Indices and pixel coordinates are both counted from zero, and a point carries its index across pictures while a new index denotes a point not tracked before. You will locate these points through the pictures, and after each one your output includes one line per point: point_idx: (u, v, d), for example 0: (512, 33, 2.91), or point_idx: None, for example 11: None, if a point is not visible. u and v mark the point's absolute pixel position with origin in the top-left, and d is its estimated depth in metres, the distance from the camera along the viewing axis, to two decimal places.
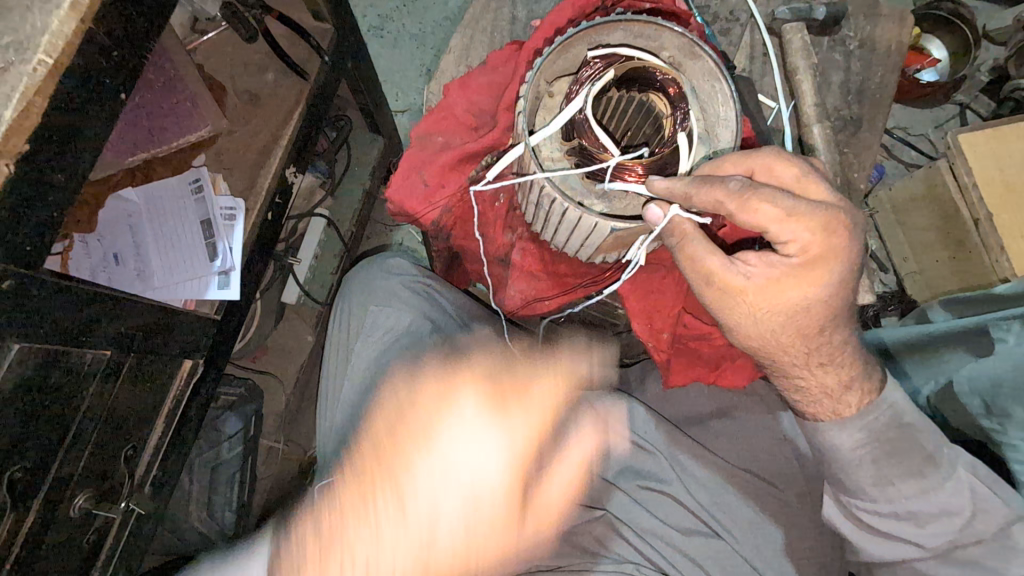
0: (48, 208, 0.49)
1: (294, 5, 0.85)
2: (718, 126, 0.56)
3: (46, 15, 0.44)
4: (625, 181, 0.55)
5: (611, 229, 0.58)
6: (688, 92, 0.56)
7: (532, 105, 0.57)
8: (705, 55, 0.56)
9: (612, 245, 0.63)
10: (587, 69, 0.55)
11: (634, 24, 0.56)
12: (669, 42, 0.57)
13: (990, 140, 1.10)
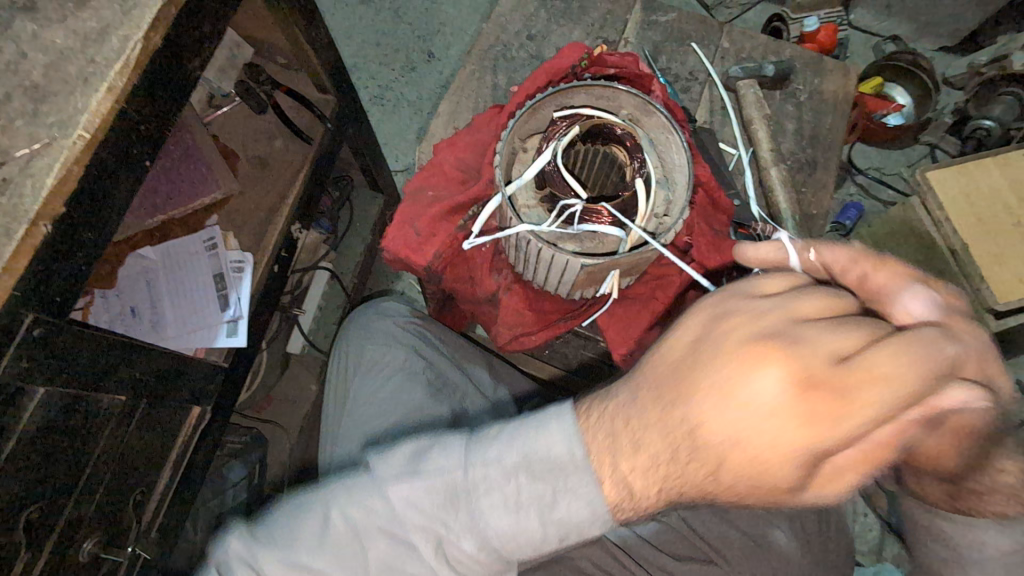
0: (79, 263, 0.54)
1: (300, 80, 0.94)
2: (675, 172, 0.53)
3: (87, 97, 0.52)
4: (594, 225, 0.51)
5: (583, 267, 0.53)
6: (645, 143, 0.53)
7: (506, 159, 0.54)
8: (659, 111, 0.54)
9: (586, 282, 0.58)
10: (553, 128, 0.52)
11: (595, 88, 0.54)
12: (626, 103, 0.55)
13: (958, 176, 1.18)
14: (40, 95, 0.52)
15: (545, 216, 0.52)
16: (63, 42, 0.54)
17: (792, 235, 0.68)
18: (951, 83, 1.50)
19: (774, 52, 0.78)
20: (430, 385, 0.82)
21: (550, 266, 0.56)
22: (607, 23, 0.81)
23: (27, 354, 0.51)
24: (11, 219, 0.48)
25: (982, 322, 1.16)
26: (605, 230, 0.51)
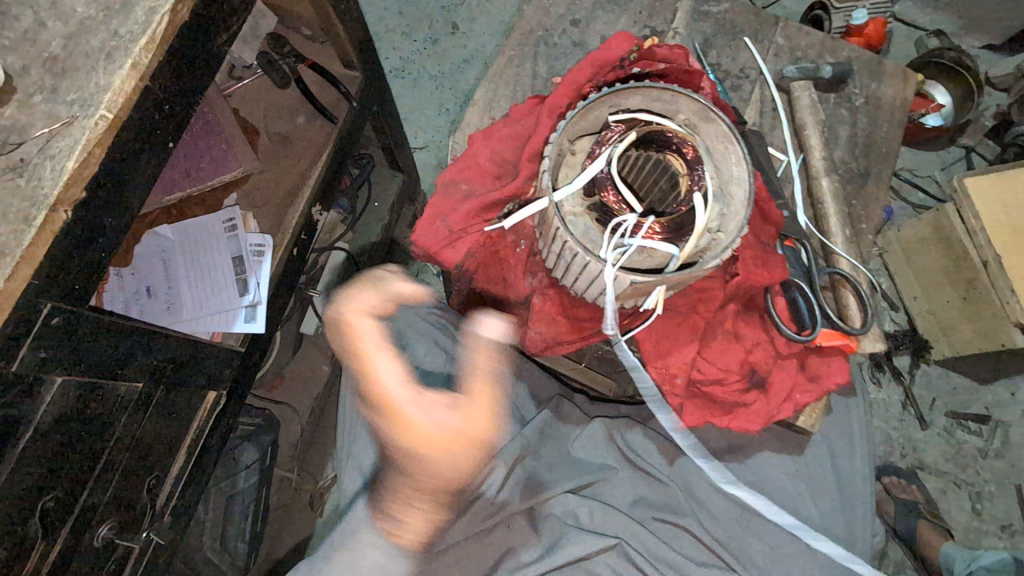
0: (99, 250, 0.52)
1: (325, 54, 0.90)
2: (732, 185, 0.49)
3: (109, 75, 0.49)
4: (644, 238, 0.48)
5: (630, 282, 0.50)
6: (703, 153, 0.49)
7: (554, 162, 0.50)
8: (720, 119, 0.50)
9: (629, 296, 0.54)
10: (606, 132, 0.49)
11: (651, 90, 0.51)
12: (684, 107, 0.51)
13: (998, 185, 1.14)
14: (59, 69, 0.49)
15: (594, 228, 0.50)
16: (83, 12, 0.50)
17: (841, 250, 0.64)
18: (995, 84, 1.44)
19: (831, 51, 0.74)
20: (449, 380, 0.81)
21: (593, 277, 0.53)
22: (655, 11, 0.76)
23: (46, 345, 0.49)
24: (31, 205, 0.46)
25: (1008, 337, 1.14)
26: (657, 246, 0.48)
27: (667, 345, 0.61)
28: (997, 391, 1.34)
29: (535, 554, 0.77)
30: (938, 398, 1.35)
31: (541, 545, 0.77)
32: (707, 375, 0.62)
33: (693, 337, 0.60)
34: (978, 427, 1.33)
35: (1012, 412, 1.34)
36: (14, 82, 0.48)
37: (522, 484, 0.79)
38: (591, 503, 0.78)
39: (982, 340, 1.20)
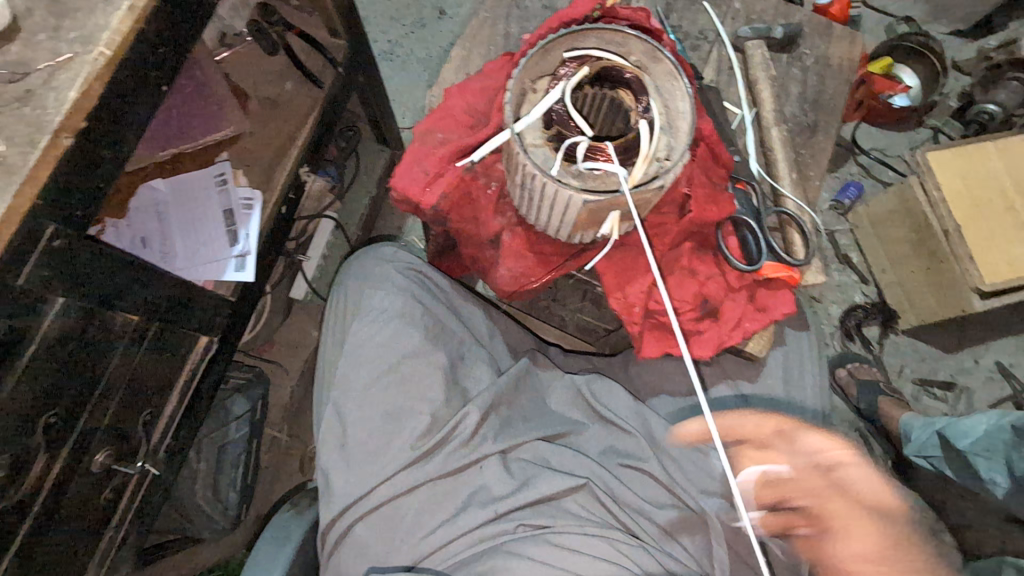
0: (96, 180, 0.56)
1: (313, 24, 0.95)
2: (678, 119, 0.55)
3: (107, 15, 0.53)
4: (597, 161, 0.53)
5: (584, 202, 0.55)
6: (650, 88, 0.55)
7: (518, 98, 0.56)
8: (666, 59, 0.55)
9: (587, 222, 0.60)
10: (561, 71, 0.55)
11: (604, 32, 0.56)
12: (635, 48, 0.56)
13: (959, 159, 1.20)
14: (61, 10, 0.53)
15: (552, 155, 0.54)
16: None
17: (786, 191, 0.70)
18: (959, 67, 1.50)
19: (784, 15, 0.79)
20: (428, 331, 0.87)
21: (552, 202, 0.58)
22: None
23: (47, 265, 0.53)
24: (36, 129, 0.50)
25: (967, 302, 1.20)
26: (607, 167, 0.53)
27: (624, 277, 0.69)
28: (961, 359, 1.41)
29: (507, 491, 0.81)
30: (906, 366, 1.41)
31: (512, 483, 0.81)
32: (663, 304, 0.69)
33: (650, 267, 0.68)
34: (944, 394, 1.39)
35: (976, 378, 1.40)
36: (21, 22, 0.53)
37: (495, 426, 0.84)
38: (561, 449, 0.85)
39: (944, 306, 1.26)
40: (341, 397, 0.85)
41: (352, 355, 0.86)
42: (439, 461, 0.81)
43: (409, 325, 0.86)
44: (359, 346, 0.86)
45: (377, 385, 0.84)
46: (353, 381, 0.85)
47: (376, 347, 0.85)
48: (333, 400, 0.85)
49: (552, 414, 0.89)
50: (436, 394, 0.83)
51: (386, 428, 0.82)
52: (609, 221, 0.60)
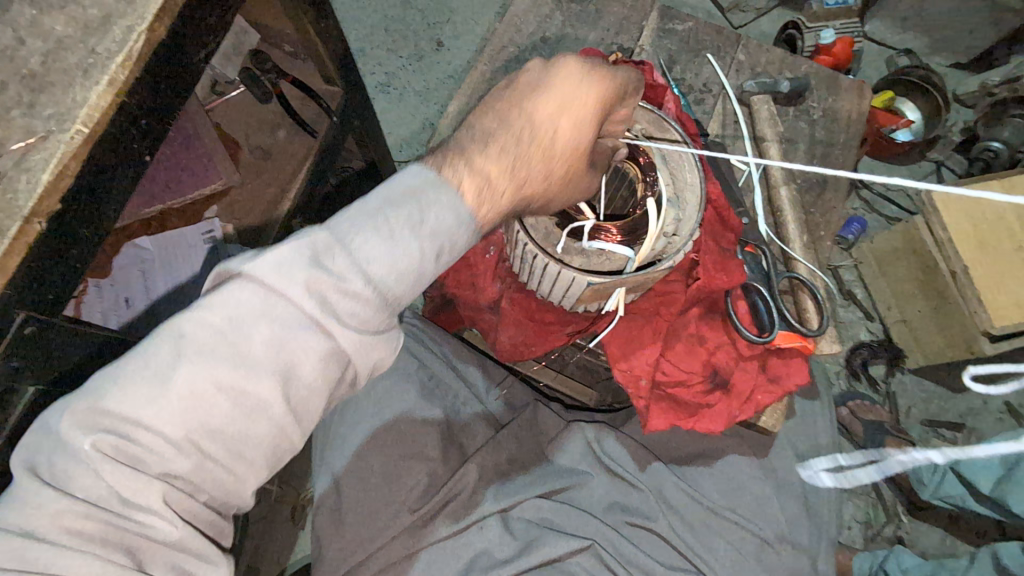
0: (73, 260, 0.53)
1: (307, 69, 0.92)
2: (685, 191, 0.61)
3: (86, 90, 0.50)
4: (602, 241, 0.60)
5: (589, 283, 0.60)
6: (657, 160, 0.61)
7: None
8: (672, 130, 0.63)
9: (591, 296, 0.65)
10: None
11: None
12: (641, 119, 0.64)
13: (965, 198, 1.18)
14: (38, 85, 0.50)
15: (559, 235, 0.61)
16: (62, 30, 0.52)
17: (800, 256, 0.69)
18: (962, 100, 1.49)
19: (790, 67, 0.82)
20: (424, 387, 0.84)
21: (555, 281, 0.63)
22: (622, 28, 0.84)
23: (16, 354, 0.50)
24: (6, 216, 0.47)
25: (977, 345, 1.17)
26: (615, 247, 0.59)
27: (627, 350, 0.69)
28: (970, 398, 1.38)
29: (508, 555, 0.76)
30: (914, 406, 1.38)
31: (514, 546, 0.76)
32: (671, 375, 0.69)
33: (656, 339, 0.68)
34: (953, 434, 1.36)
35: (985, 420, 1.36)
36: None
37: (493, 487, 0.80)
38: (565, 508, 0.79)
39: (953, 348, 1.23)
40: (147, 458, 0.42)
41: (187, 366, 0.42)
42: (434, 529, 0.77)
43: (327, 324, 0.45)
44: (200, 349, 0.43)
45: (232, 441, 0.44)
46: (175, 428, 0.42)
47: (244, 349, 0.43)
48: (121, 464, 0.41)
49: (555, 465, 0.83)
50: (432, 455, 0.80)
51: (380, 492, 0.78)
52: (615, 294, 0.65)
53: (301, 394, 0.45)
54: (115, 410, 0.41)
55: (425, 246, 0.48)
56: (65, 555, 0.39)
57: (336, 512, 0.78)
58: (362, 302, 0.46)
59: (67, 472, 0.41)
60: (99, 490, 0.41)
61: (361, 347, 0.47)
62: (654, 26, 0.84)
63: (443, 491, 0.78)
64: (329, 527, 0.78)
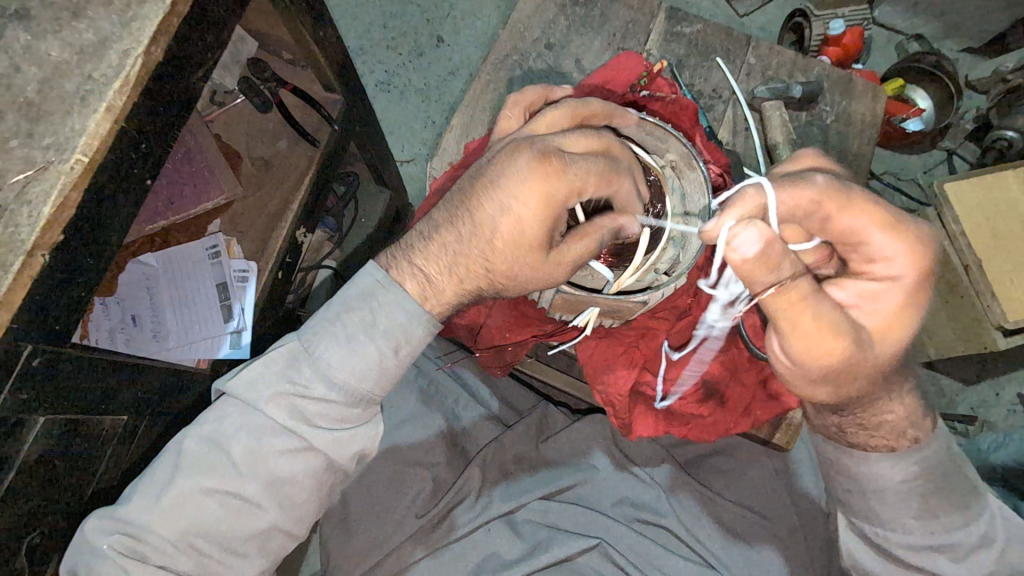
0: (78, 290, 0.52)
1: (306, 78, 0.91)
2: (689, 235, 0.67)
3: (84, 118, 0.50)
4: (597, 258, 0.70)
5: (561, 289, 0.72)
6: (672, 192, 0.68)
7: None
8: (700, 168, 0.67)
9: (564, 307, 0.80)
10: None
11: (649, 127, 0.69)
12: (674, 148, 0.69)
13: (977, 189, 1.15)
14: (36, 114, 0.50)
15: None
16: (57, 56, 0.51)
17: None
18: (974, 86, 1.46)
19: (803, 70, 0.80)
20: (425, 394, 0.86)
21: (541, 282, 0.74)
22: (626, 29, 0.83)
23: (29, 386, 0.50)
24: (9, 250, 0.47)
25: (990, 339, 1.15)
26: (600, 268, 0.70)
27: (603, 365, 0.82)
28: (981, 390, 1.37)
29: (517, 556, 0.77)
30: (924, 399, 1.37)
31: (520, 550, 0.77)
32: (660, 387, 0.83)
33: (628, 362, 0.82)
34: (964, 427, 1.35)
35: (996, 412, 1.35)
36: None
37: (501, 488, 0.81)
38: (571, 507, 0.80)
39: (965, 341, 1.21)
40: (152, 551, 0.55)
41: (178, 487, 0.55)
42: (446, 531, 0.78)
43: (302, 431, 0.58)
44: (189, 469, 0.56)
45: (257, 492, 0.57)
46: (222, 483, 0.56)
47: (229, 456, 0.57)
48: (132, 559, 0.54)
49: (561, 465, 0.83)
50: (440, 460, 0.82)
51: (391, 497, 0.79)
52: (587, 312, 0.79)
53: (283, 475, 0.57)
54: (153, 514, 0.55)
55: (410, 312, 0.60)
56: None
57: (344, 515, 0.79)
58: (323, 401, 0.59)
59: (134, 542, 0.54)
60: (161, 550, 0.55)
61: (331, 440, 0.59)
62: (660, 28, 0.82)
63: (450, 495, 0.80)
64: (337, 534, 0.79)
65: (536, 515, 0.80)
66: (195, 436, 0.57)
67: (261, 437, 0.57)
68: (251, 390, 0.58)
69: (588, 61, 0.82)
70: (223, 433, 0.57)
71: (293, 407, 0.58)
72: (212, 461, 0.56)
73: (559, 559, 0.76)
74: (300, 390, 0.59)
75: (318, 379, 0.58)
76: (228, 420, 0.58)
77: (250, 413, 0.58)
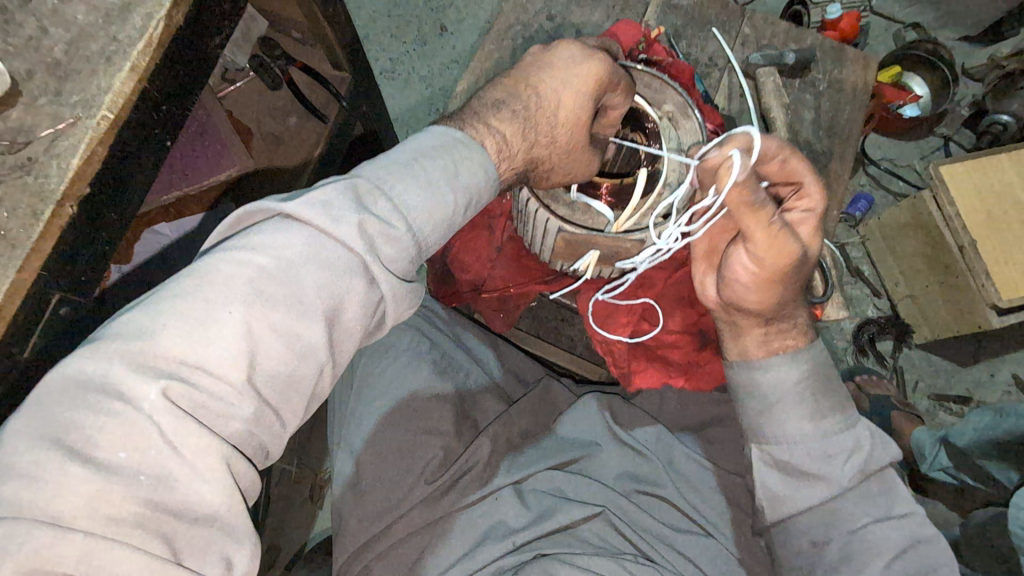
0: (103, 242, 0.55)
1: (315, 56, 0.93)
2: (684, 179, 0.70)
3: (109, 77, 0.52)
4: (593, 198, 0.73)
5: (559, 228, 0.74)
6: (669, 140, 0.71)
7: None
8: (695, 117, 0.70)
9: (565, 253, 0.81)
10: None
11: (648, 80, 0.72)
12: (670, 99, 0.72)
13: (972, 172, 1.17)
14: (63, 73, 0.52)
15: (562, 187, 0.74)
16: (84, 19, 0.53)
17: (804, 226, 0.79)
18: (970, 74, 1.48)
19: (796, 40, 0.85)
20: (437, 366, 0.87)
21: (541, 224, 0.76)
22: (627, 7, 0.87)
23: (58, 334, 0.52)
24: (40, 199, 0.49)
25: (984, 318, 1.18)
26: (597, 205, 0.72)
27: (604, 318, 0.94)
28: (976, 372, 1.39)
29: (523, 523, 0.78)
30: (921, 381, 1.39)
31: (529, 516, 0.78)
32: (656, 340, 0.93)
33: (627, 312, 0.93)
34: (960, 408, 1.37)
35: (992, 393, 1.37)
36: (21, 85, 0.52)
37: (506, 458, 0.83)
38: (576, 477, 0.81)
39: (959, 319, 1.24)
40: (208, 396, 0.44)
41: (240, 310, 0.45)
42: (453, 497, 0.79)
43: (372, 266, 0.51)
44: (248, 293, 0.46)
45: (264, 384, 0.46)
46: (226, 367, 0.44)
47: (296, 291, 0.47)
48: (184, 412, 0.42)
49: (566, 438, 0.86)
50: (448, 430, 0.83)
51: (400, 465, 0.80)
52: (587, 258, 0.79)
53: (341, 338, 0.50)
54: (123, 401, 0.41)
55: (458, 198, 0.57)
56: (100, 548, 0.37)
57: (355, 482, 0.82)
58: (397, 243, 0.52)
59: (181, 381, 0.43)
60: (121, 454, 0.40)
61: (396, 292, 0.53)
62: (658, 2, 0.86)
63: (458, 463, 0.80)
64: (349, 499, 0.82)
65: (540, 479, 0.82)
66: (248, 265, 0.47)
67: (334, 279, 0.49)
68: (307, 217, 0.50)
69: (589, 33, 0.86)
70: (285, 254, 0.48)
71: (363, 240, 0.50)
72: (280, 283, 0.47)
73: (563, 524, 0.77)
74: (369, 232, 0.51)
75: (393, 212, 0.53)
76: (292, 248, 0.49)
77: (316, 241, 0.50)
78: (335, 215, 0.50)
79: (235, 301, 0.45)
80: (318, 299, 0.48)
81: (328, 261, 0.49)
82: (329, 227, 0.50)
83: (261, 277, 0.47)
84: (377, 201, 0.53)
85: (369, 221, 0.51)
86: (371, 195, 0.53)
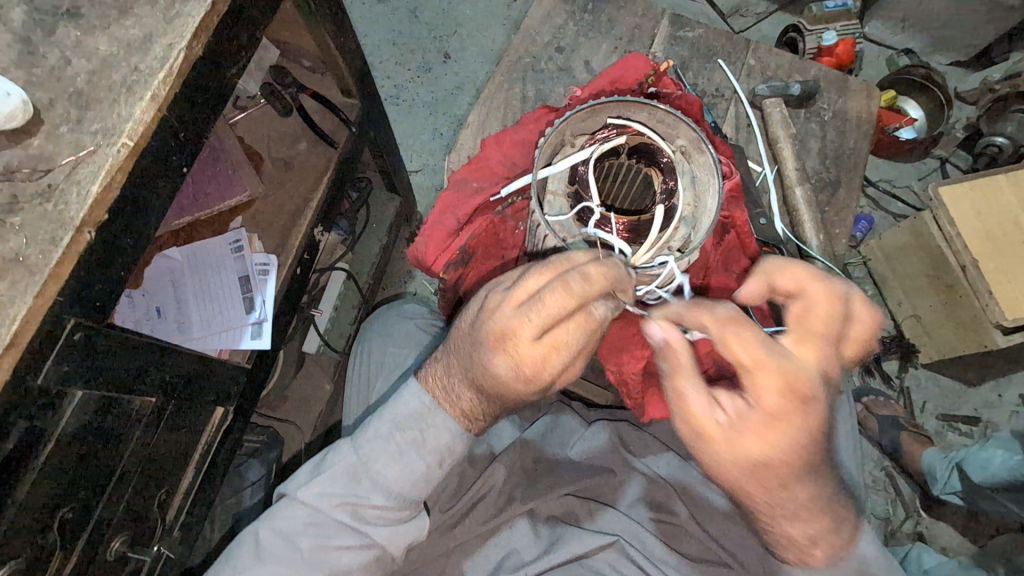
0: (119, 267, 0.55)
1: (325, 83, 0.95)
2: (703, 216, 0.58)
3: (131, 106, 0.53)
4: (607, 230, 0.58)
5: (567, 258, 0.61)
6: (684, 179, 0.59)
7: (553, 145, 0.61)
8: (710, 151, 0.58)
9: None
10: (602, 132, 0.61)
11: (659, 111, 0.60)
12: (685, 133, 0.60)
13: (973, 193, 1.18)
14: (85, 103, 0.53)
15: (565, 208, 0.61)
16: (107, 50, 0.55)
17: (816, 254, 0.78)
18: (964, 98, 1.51)
19: (799, 70, 0.87)
20: None
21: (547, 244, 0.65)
22: (634, 37, 0.90)
23: (72, 360, 0.52)
24: (59, 226, 0.50)
25: (990, 338, 1.17)
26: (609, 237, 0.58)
27: (617, 350, 0.80)
28: (984, 392, 1.39)
29: (538, 554, 0.77)
30: (928, 402, 1.39)
31: (541, 545, 0.78)
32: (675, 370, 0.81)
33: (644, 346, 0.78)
34: (968, 429, 1.36)
35: (1001, 413, 1.37)
36: (43, 115, 0.52)
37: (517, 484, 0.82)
38: (589, 503, 0.81)
39: (966, 341, 1.23)
40: None
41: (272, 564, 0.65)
42: (469, 524, 0.79)
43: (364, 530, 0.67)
44: (276, 558, 0.65)
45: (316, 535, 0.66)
46: None
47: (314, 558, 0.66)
48: None
49: (578, 463, 0.85)
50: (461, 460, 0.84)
51: None
52: None
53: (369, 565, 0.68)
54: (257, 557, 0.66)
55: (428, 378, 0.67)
56: None
57: None
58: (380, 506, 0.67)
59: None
60: None
61: (390, 536, 0.68)
62: (664, 34, 0.89)
63: (472, 490, 0.81)
64: None
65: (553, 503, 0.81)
66: (280, 528, 0.67)
67: (335, 541, 0.66)
68: (322, 493, 0.67)
69: (596, 62, 0.88)
70: (304, 529, 0.67)
71: (353, 512, 0.66)
72: (299, 540, 0.66)
73: (576, 552, 0.75)
74: (355, 502, 0.66)
75: (377, 481, 0.66)
76: (312, 516, 0.67)
77: (326, 522, 0.66)
78: (344, 493, 0.66)
79: (284, 547, 0.66)
80: (343, 553, 0.67)
81: (339, 541, 0.66)
82: (330, 498, 0.66)
83: (297, 551, 0.66)
84: (361, 479, 0.67)
85: (365, 499, 0.66)
86: (336, 480, 0.67)
